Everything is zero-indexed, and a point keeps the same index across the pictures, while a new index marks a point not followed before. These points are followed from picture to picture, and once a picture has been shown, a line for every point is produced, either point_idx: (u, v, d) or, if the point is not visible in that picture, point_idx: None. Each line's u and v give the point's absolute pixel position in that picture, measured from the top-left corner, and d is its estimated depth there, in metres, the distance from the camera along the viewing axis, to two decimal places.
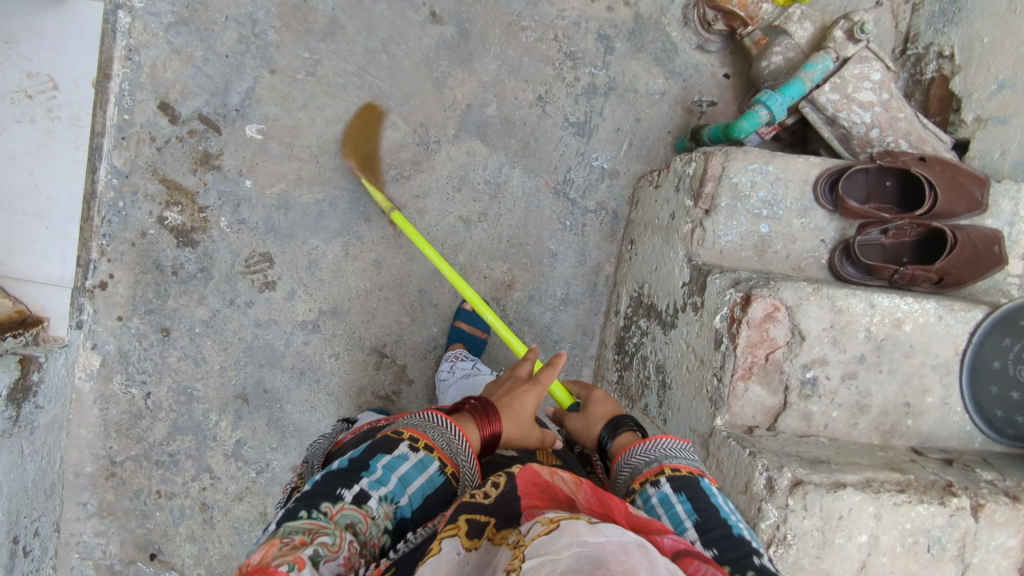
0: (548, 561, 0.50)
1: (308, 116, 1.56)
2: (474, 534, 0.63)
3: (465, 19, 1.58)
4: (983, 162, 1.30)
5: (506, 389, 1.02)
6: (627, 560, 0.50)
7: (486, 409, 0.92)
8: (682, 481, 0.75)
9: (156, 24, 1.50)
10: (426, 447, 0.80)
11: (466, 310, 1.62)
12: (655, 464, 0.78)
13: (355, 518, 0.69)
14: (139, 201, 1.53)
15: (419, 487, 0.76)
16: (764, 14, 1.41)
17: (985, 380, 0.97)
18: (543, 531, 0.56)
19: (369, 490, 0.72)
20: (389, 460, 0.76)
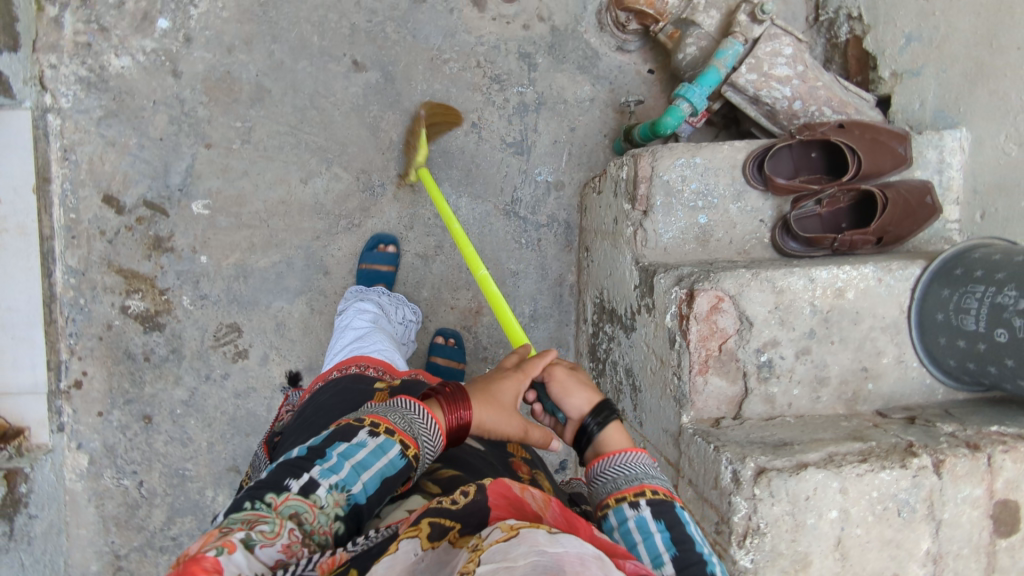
0: (504, 566, 0.48)
1: (251, 184, 1.58)
2: (435, 535, 0.60)
3: (387, 63, 1.60)
4: (906, 115, 1.31)
5: (486, 379, 0.93)
6: (583, 570, 0.48)
7: (459, 396, 0.83)
8: (660, 506, 0.76)
9: (86, 121, 1.51)
10: (387, 432, 0.74)
11: (440, 344, 1.61)
12: (635, 483, 0.79)
13: (301, 507, 0.65)
14: (99, 296, 1.54)
15: (376, 473, 0.71)
16: (671, 9, 1.42)
17: (934, 333, 0.96)
18: (502, 538, 0.54)
19: (319, 478, 0.68)
20: (345, 448, 0.72)
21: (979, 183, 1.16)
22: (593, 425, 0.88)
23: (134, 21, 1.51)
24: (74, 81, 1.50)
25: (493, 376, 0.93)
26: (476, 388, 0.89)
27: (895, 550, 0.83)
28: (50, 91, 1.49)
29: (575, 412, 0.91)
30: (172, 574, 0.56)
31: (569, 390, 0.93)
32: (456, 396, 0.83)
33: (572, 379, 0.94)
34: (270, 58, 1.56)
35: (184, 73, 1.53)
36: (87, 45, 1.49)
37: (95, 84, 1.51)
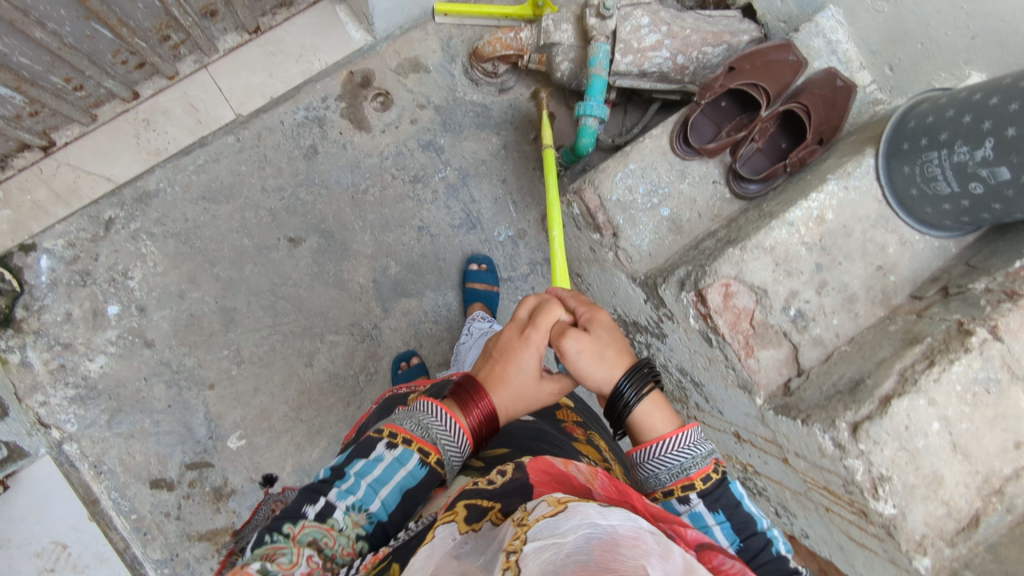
0: (555, 542, 0.51)
1: (266, 395, 1.61)
2: (473, 518, 0.68)
3: (318, 223, 1.63)
4: (774, 13, 1.36)
5: (499, 347, 0.92)
6: (639, 543, 0.51)
7: (471, 396, 0.85)
8: (713, 496, 0.82)
9: (99, 430, 1.54)
10: (403, 442, 0.80)
11: (474, 271, 1.63)
12: (682, 474, 0.83)
13: (318, 533, 0.73)
14: (197, 568, 1.56)
15: (396, 487, 0.78)
16: (528, 41, 1.48)
17: (920, 206, 0.99)
18: (548, 512, 0.58)
19: (337, 501, 0.76)
20: (362, 465, 0.79)
21: (872, 45, 1.19)
22: (625, 390, 0.87)
23: (88, 322, 1.55)
24: (69, 404, 1.53)
25: (506, 342, 0.91)
26: (492, 368, 0.90)
27: (1004, 422, 0.88)
28: (54, 425, 1.53)
29: (600, 381, 0.88)
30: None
31: (592, 359, 0.88)
32: (471, 397, 0.85)
33: (590, 347, 0.89)
34: (218, 280, 1.59)
35: (155, 339, 1.57)
36: (62, 366, 1.53)
37: (87, 395, 1.54)
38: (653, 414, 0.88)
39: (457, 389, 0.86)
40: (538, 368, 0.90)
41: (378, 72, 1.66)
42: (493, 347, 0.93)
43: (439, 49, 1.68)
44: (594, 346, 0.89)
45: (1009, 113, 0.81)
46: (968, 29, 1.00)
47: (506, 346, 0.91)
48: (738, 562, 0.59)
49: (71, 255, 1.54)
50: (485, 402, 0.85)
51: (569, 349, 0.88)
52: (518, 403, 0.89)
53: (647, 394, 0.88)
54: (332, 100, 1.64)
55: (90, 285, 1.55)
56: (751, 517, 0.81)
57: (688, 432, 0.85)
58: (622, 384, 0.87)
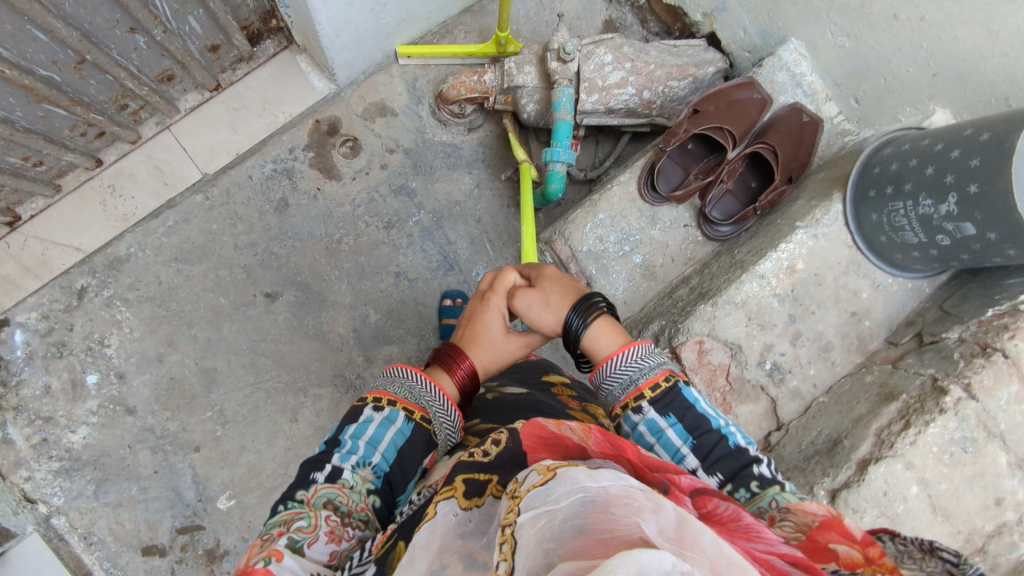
0: (547, 510, 0.49)
1: (253, 453, 1.59)
2: (473, 493, 0.60)
3: (294, 276, 1.62)
4: (738, 45, 1.34)
5: (466, 315, 0.95)
6: (631, 502, 0.48)
7: (447, 353, 0.88)
8: (665, 401, 0.78)
9: (87, 500, 1.53)
10: (391, 402, 0.78)
11: (449, 306, 1.61)
12: (633, 387, 0.79)
13: (332, 494, 0.68)
14: None
15: (393, 441, 0.75)
16: (492, 83, 1.46)
17: (891, 253, 0.97)
18: (540, 481, 0.53)
19: (340, 464, 0.71)
20: (354, 429, 0.75)
21: (835, 78, 1.17)
22: (574, 322, 0.84)
23: (68, 392, 1.54)
24: (55, 477, 1.52)
25: (471, 309, 0.95)
26: (461, 334, 0.93)
27: (982, 480, 0.87)
28: (41, 499, 1.51)
29: (550, 322, 0.87)
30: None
31: (539, 302, 0.88)
32: (441, 356, 0.88)
33: (538, 293, 0.89)
34: (198, 342, 1.59)
35: (137, 406, 1.56)
36: (44, 439, 1.52)
37: (72, 467, 1.53)
38: (601, 337, 0.84)
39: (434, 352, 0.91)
40: (502, 326, 0.92)
41: (345, 119, 1.64)
42: (462, 318, 0.96)
43: (404, 91, 1.66)
44: (540, 296, 0.89)
45: (970, 169, 0.79)
46: (930, 66, 0.99)
47: (472, 312, 0.94)
48: (734, 504, 0.54)
49: (45, 326, 1.53)
50: (457, 358, 0.87)
51: (519, 301, 0.90)
52: (490, 359, 0.91)
53: (592, 318, 0.84)
54: (300, 150, 1.63)
55: (67, 356, 1.54)
56: (706, 416, 0.76)
57: (638, 349, 0.82)
58: (568, 318, 0.85)
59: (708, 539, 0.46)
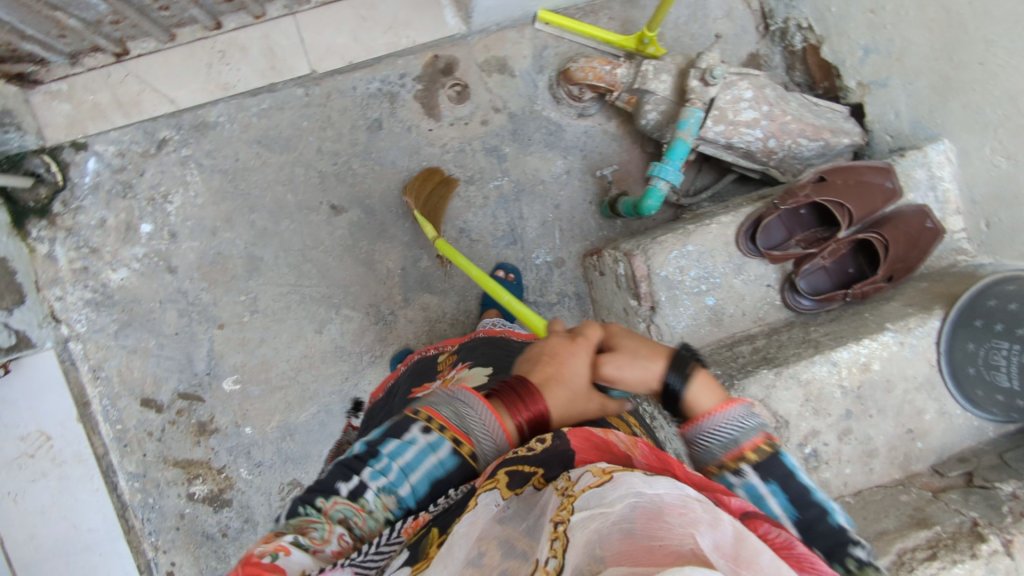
0: (600, 512, 0.53)
1: (271, 348, 1.62)
2: (516, 484, 0.63)
3: (364, 198, 1.62)
4: (883, 125, 1.29)
5: (544, 350, 0.78)
6: (687, 512, 0.52)
7: (524, 393, 0.71)
8: (768, 467, 0.69)
9: (105, 337, 1.57)
10: (438, 428, 0.69)
11: (501, 278, 1.61)
12: (735, 448, 0.70)
13: (350, 511, 0.66)
14: (165, 490, 1.62)
15: (429, 474, 0.68)
16: (622, 78, 1.42)
17: (970, 386, 0.95)
18: (595, 482, 0.57)
19: (368, 481, 0.67)
20: (394, 446, 0.69)
21: (974, 193, 1.13)
22: (676, 383, 0.72)
23: (120, 233, 1.56)
24: (84, 306, 1.56)
25: (549, 347, 0.79)
26: (536, 371, 0.76)
27: None
28: (65, 321, 1.56)
29: (645, 374, 0.74)
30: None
31: (637, 352, 0.76)
32: (520, 395, 0.71)
33: (637, 345, 0.76)
34: (253, 228, 1.60)
35: (179, 266, 1.58)
36: (84, 269, 1.55)
37: (103, 301, 1.57)
38: (702, 395, 0.72)
39: (501, 389, 0.73)
40: (587, 377, 0.76)
41: (463, 63, 1.61)
42: (536, 350, 0.79)
43: (530, 55, 1.62)
44: (632, 353, 0.75)
45: None
46: None
47: (552, 349, 0.78)
48: (784, 532, 0.59)
49: (118, 164, 1.55)
50: (537, 403, 0.70)
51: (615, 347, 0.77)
52: (570, 412, 0.74)
53: (695, 373, 0.73)
54: (410, 80, 1.60)
55: (129, 198, 1.56)
56: (807, 488, 0.69)
57: (738, 407, 0.71)
58: (668, 378, 0.73)
59: (764, 557, 0.50)
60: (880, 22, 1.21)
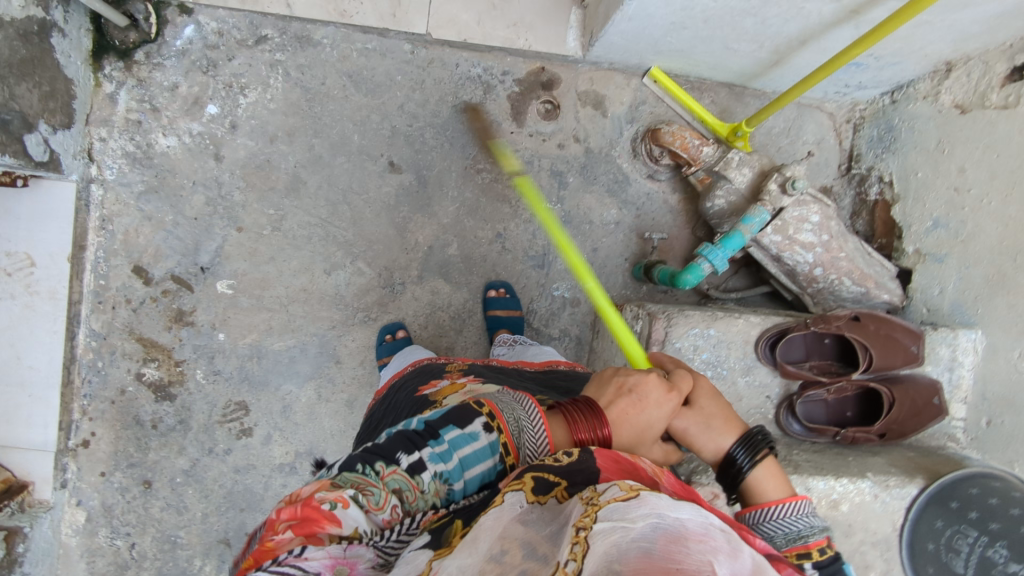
0: (623, 526, 0.53)
1: (276, 269, 1.62)
2: (540, 490, 0.66)
3: (422, 167, 1.63)
4: (925, 296, 1.33)
5: (635, 386, 0.82)
6: (707, 540, 0.52)
7: (591, 413, 0.78)
8: (830, 568, 0.76)
9: (128, 194, 1.56)
10: (498, 429, 0.77)
11: (494, 297, 1.62)
12: (800, 542, 0.76)
13: (405, 485, 0.71)
14: (117, 360, 1.59)
15: (478, 475, 0.75)
16: (705, 157, 1.47)
17: (922, 564, 1.01)
18: (622, 497, 0.58)
19: (428, 462, 0.73)
20: (456, 436, 0.75)
21: (987, 390, 1.17)
22: (742, 460, 0.80)
23: (185, 104, 1.56)
24: (121, 156, 1.55)
25: (645, 386, 0.81)
26: (615, 400, 0.81)
27: None
28: (96, 163, 1.55)
29: (718, 447, 0.82)
30: (291, 513, 0.64)
31: (713, 421, 0.83)
32: (591, 417, 0.78)
33: (711, 411, 0.84)
34: (310, 151, 1.60)
35: (226, 158, 1.58)
36: (137, 123, 1.55)
37: (141, 160, 1.56)
38: (766, 482, 0.81)
39: (575, 404, 0.80)
40: (659, 425, 0.81)
41: (565, 85, 1.65)
42: (612, 377, 0.85)
43: (627, 104, 1.66)
44: (703, 419, 0.83)
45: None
46: None
47: (635, 385, 0.82)
48: None
49: (213, 41, 1.56)
50: (607, 431, 0.77)
51: (692, 412, 0.84)
52: (636, 443, 0.80)
53: (762, 460, 0.81)
54: (510, 80, 1.63)
55: (209, 77, 1.57)
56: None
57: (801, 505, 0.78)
58: (734, 450, 0.81)
59: None
60: (959, 203, 1.26)
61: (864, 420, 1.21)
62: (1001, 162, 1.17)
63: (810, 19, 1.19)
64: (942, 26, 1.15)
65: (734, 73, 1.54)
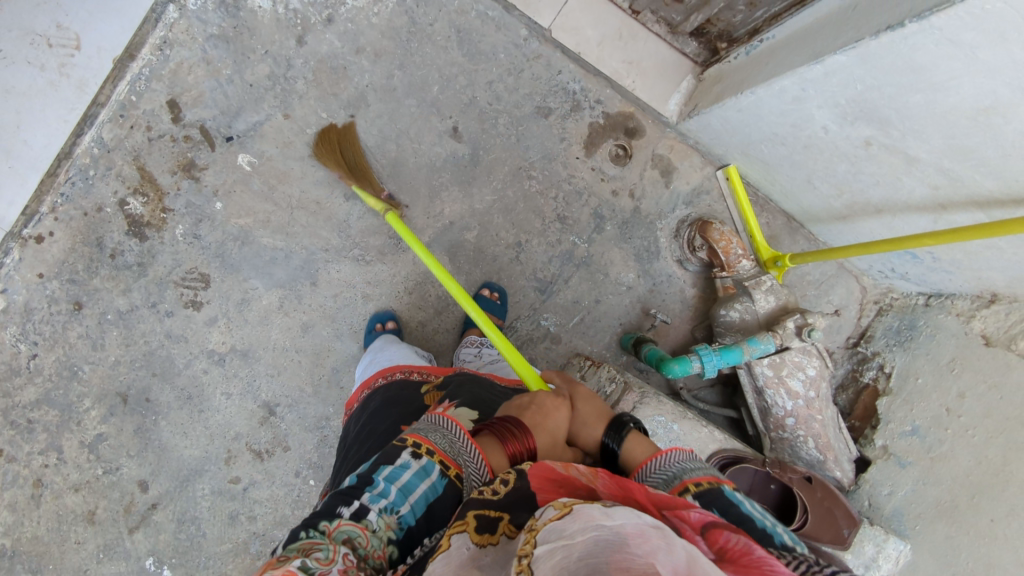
0: (562, 546, 0.53)
1: (301, 170, 1.58)
2: (485, 530, 0.67)
3: (481, 146, 1.61)
4: (873, 490, 1.36)
5: (535, 402, 0.98)
6: (647, 540, 0.52)
7: (509, 431, 0.87)
8: (710, 494, 0.77)
9: (199, 30, 1.52)
10: (427, 454, 0.81)
11: (484, 295, 1.58)
12: (676, 482, 0.80)
13: (353, 532, 0.71)
14: (109, 178, 1.53)
15: (423, 496, 0.77)
16: (741, 268, 1.48)
17: None
18: (557, 515, 0.60)
19: (370, 503, 0.75)
20: (389, 471, 0.79)
21: None
22: (613, 442, 0.94)
23: None
24: None
25: (539, 399, 0.99)
26: (525, 413, 0.95)
27: None
28: None
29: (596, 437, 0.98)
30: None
31: (589, 420, 1.01)
32: (515, 431, 0.87)
33: (590, 406, 1.02)
34: (387, 79, 1.58)
35: (307, 45, 1.55)
36: None
37: (228, 6, 1.52)
38: (635, 449, 0.91)
39: (499, 423, 0.89)
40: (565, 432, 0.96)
41: (647, 139, 1.63)
42: (521, 402, 0.98)
43: (692, 186, 1.65)
44: (588, 416, 1.00)
45: None
46: None
47: (534, 401, 0.98)
48: (742, 539, 0.61)
49: None
50: (528, 442, 0.87)
51: (573, 412, 1.01)
52: (551, 452, 0.92)
53: (630, 435, 0.94)
54: (600, 110, 1.62)
55: None
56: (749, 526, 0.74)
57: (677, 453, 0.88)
58: (607, 440, 0.95)
59: None
60: (944, 422, 1.28)
61: None
62: (1002, 405, 1.20)
63: (898, 193, 1.21)
64: (1009, 259, 1.18)
65: (801, 208, 1.54)
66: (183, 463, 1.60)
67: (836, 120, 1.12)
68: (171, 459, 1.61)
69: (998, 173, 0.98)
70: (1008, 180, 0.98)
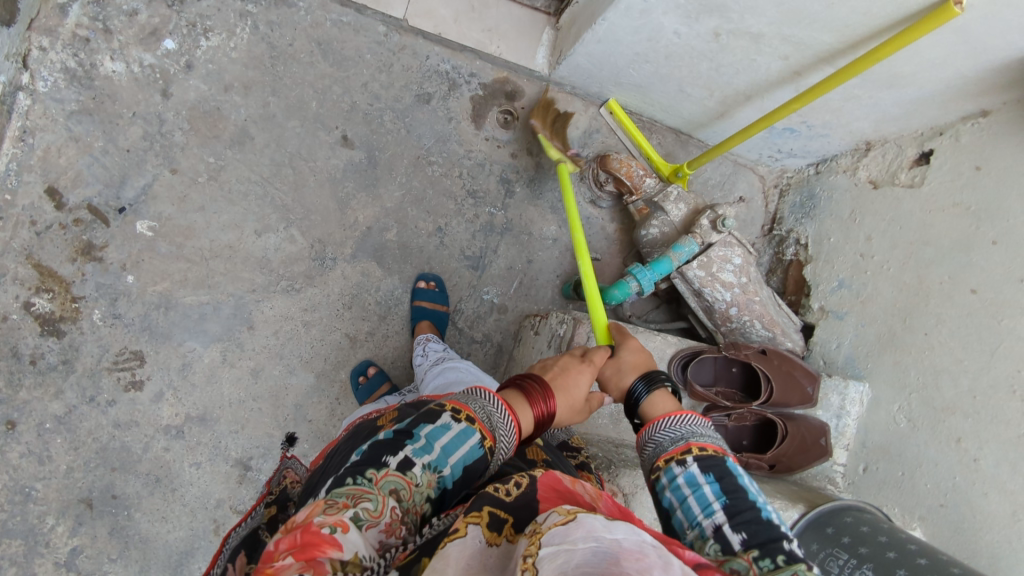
0: (564, 550, 0.51)
1: (204, 220, 1.55)
2: (495, 528, 0.63)
3: (375, 147, 1.63)
4: (824, 348, 1.45)
5: (557, 365, 1.00)
6: (643, 557, 0.50)
7: (534, 388, 0.90)
8: (711, 459, 0.79)
9: (58, 110, 1.47)
10: (469, 420, 0.78)
11: (422, 287, 1.62)
12: (681, 442, 0.82)
13: (399, 484, 0.68)
14: (5, 284, 1.45)
15: (463, 457, 0.74)
16: (646, 188, 1.57)
17: (799, 560, 1.10)
18: (560, 520, 0.57)
19: (414, 457, 0.71)
20: (431, 430, 0.75)
21: (868, 438, 1.31)
22: (641, 391, 0.95)
23: (141, 33, 1.52)
24: (59, 69, 1.47)
25: (563, 363, 1.01)
26: (552, 376, 0.97)
27: None
28: (30, 72, 1.46)
29: (625, 385, 1.00)
30: (289, 542, 0.56)
31: (622, 368, 1.03)
32: (541, 391, 0.89)
33: (626, 368, 1.02)
34: (263, 108, 1.58)
35: (173, 96, 1.54)
36: (85, 40, 1.49)
37: (80, 79, 1.49)
38: (660, 401, 0.93)
39: (525, 379, 0.91)
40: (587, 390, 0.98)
41: (527, 98, 1.70)
42: (547, 363, 1.01)
43: (582, 129, 1.72)
44: (613, 374, 1.02)
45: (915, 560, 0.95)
46: (945, 496, 1.12)
47: (562, 364, 1.00)
48: None
49: None
50: (552, 402, 0.90)
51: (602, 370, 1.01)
52: (569, 411, 0.95)
53: (658, 388, 0.95)
54: (476, 82, 1.68)
55: (173, 12, 1.54)
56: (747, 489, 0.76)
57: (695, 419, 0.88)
58: (634, 386, 0.97)
59: None
60: (863, 267, 1.39)
61: (757, 449, 1.37)
62: (902, 233, 1.30)
63: (756, 74, 1.30)
64: (867, 103, 1.29)
65: (684, 119, 1.64)
66: (171, 549, 1.52)
67: (683, 21, 1.21)
68: (157, 549, 1.51)
69: (830, 25, 1.08)
70: (842, 30, 1.08)
